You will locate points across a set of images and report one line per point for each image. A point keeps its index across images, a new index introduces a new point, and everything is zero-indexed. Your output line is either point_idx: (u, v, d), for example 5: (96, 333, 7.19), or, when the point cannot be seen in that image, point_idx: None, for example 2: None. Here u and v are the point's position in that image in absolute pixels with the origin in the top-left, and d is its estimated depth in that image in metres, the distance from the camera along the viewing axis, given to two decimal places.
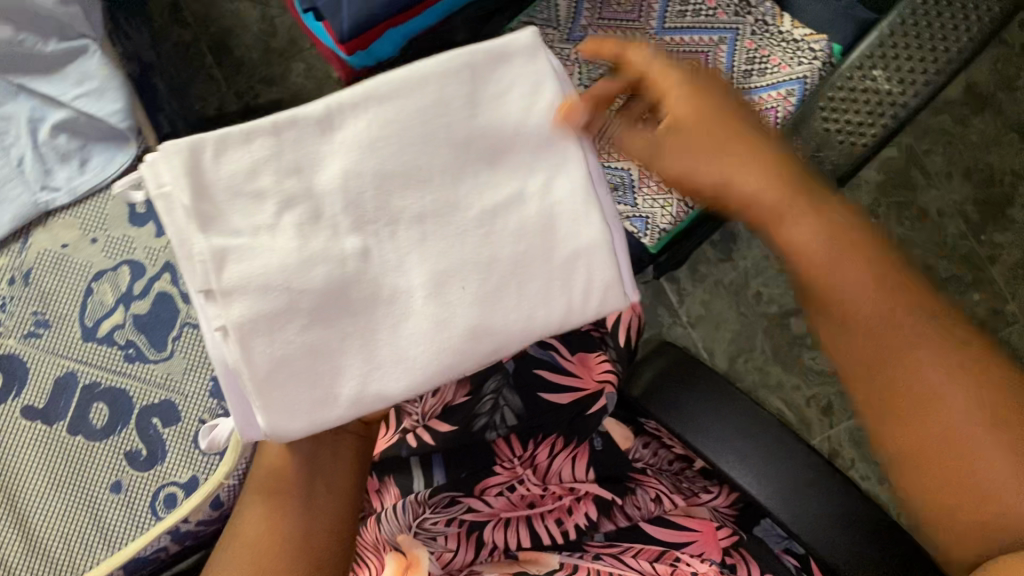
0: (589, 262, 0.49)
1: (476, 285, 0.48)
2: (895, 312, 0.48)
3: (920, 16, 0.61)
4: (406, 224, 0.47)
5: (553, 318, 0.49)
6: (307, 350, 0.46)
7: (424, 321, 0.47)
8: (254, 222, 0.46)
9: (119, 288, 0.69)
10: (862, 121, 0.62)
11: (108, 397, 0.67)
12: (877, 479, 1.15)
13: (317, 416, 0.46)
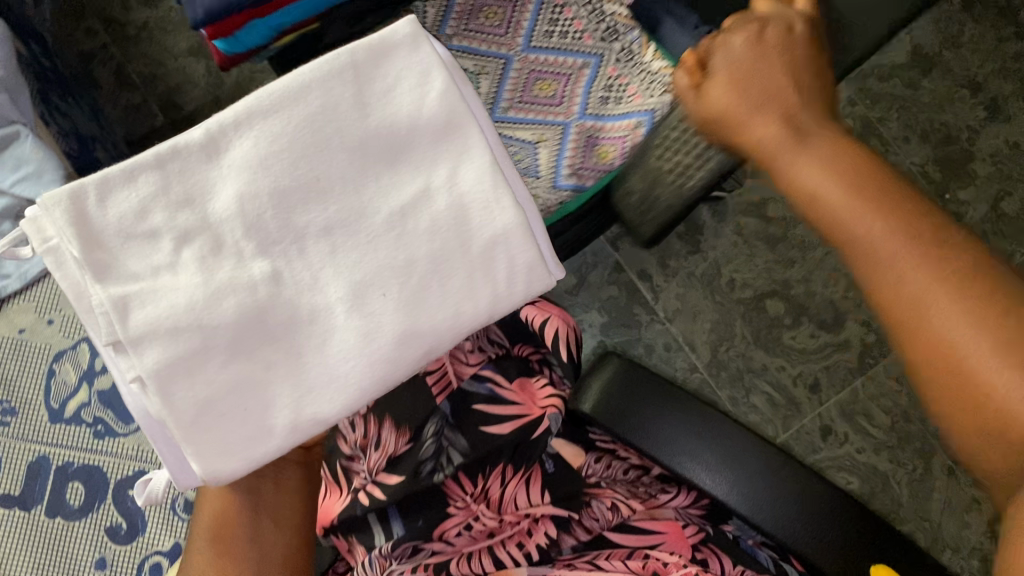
0: (508, 246, 0.52)
1: (397, 292, 0.50)
2: (903, 247, 0.41)
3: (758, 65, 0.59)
4: (314, 238, 0.50)
5: (483, 308, 0.52)
6: (228, 384, 0.48)
7: (347, 337, 0.49)
8: (153, 263, 0.47)
9: (81, 365, 0.72)
10: (687, 174, 0.65)
11: (82, 475, 0.69)
12: (872, 449, 1.15)
13: (251, 451, 0.48)
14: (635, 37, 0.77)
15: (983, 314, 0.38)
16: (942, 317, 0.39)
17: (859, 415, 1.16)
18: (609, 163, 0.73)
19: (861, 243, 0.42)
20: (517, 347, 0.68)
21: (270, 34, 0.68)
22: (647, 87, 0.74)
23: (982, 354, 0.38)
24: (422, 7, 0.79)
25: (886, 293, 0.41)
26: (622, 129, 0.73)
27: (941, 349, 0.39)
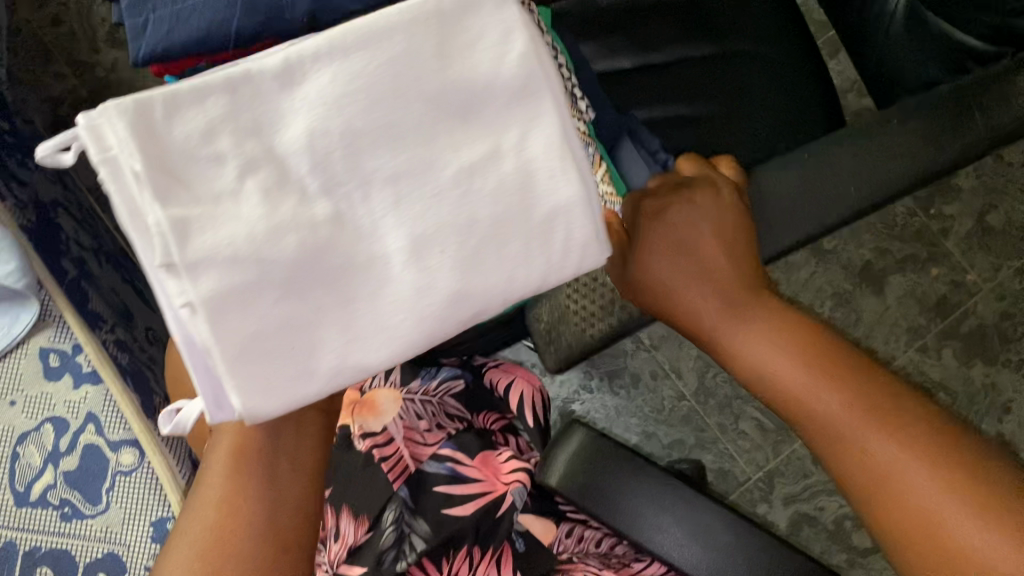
0: (571, 218, 0.41)
1: (458, 248, 0.40)
2: (869, 434, 0.46)
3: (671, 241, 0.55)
4: (380, 184, 0.39)
5: (534, 280, 0.41)
6: (280, 322, 0.38)
7: (402, 285, 0.39)
8: (213, 188, 0.37)
9: (45, 448, 0.63)
10: (593, 313, 0.54)
11: (50, 559, 0.61)
12: None
13: (297, 389, 0.38)
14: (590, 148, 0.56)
15: (957, 494, 0.43)
16: (916, 474, 0.44)
17: None
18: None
19: (835, 450, 0.47)
20: (483, 415, 0.71)
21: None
22: None
23: (972, 533, 0.42)
24: None
25: (864, 455, 0.46)
26: None
27: (918, 515, 0.43)
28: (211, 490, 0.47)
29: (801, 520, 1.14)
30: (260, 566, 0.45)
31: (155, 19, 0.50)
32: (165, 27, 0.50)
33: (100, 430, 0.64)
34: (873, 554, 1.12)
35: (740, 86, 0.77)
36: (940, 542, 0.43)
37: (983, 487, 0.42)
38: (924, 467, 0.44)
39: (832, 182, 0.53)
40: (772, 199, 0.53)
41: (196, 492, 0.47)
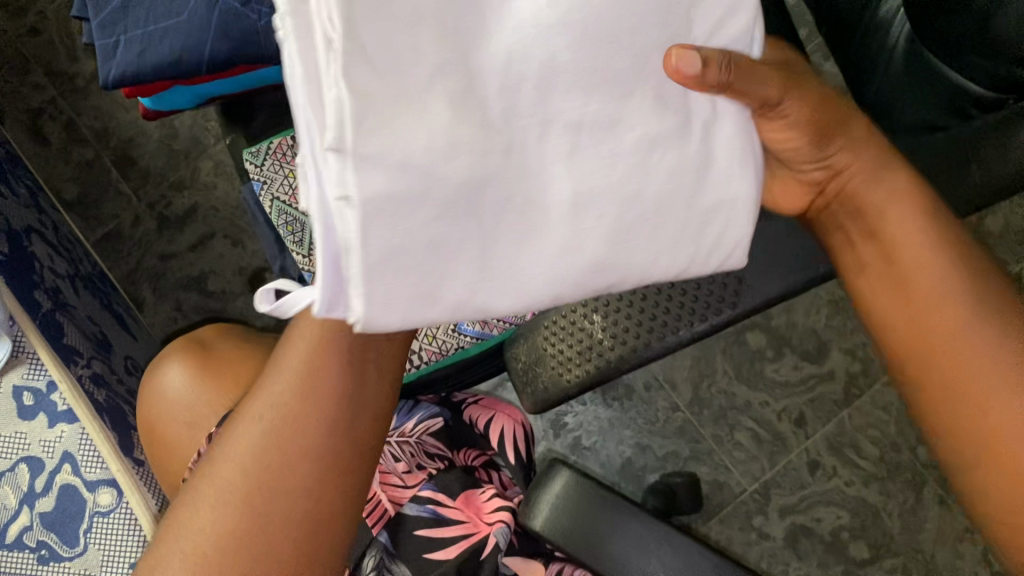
0: (731, 214, 0.47)
1: (613, 216, 0.44)
2: (951, 316, 0.53)
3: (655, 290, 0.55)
4: (558, 129, 0.42)
5: (676, 268, 0.47)
6: (431, 238, 0.39)
7: (554, 243, 0.43)
8: (409, 85, 0.37)
9: (20, 488, 0.64)
10: (571, 359, 0.56)
11: None
12: (862, 481, 1.12)
13: (418, 313, 0.40)
14: None
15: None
16: (985, 374, 0.52)
17: (847, 446, 1.14)
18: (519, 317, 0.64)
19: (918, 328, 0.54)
20: (463, 452, 0.70)
21: (198, 98, 0.67)
22: None
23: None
24: None
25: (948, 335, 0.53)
26: None
27: (976, 397, 0.52)
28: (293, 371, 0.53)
29: (798, 532, 1.12)
30: (313, 479, 0.52)
31: (127, 41, 0.60)
32: (138, 48, 0.59)
33: (76, 468, 0.66)
34: (871, 565, 1.11)
35: None
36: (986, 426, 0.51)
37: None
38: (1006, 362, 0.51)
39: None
40: (748, 252, 0.54)
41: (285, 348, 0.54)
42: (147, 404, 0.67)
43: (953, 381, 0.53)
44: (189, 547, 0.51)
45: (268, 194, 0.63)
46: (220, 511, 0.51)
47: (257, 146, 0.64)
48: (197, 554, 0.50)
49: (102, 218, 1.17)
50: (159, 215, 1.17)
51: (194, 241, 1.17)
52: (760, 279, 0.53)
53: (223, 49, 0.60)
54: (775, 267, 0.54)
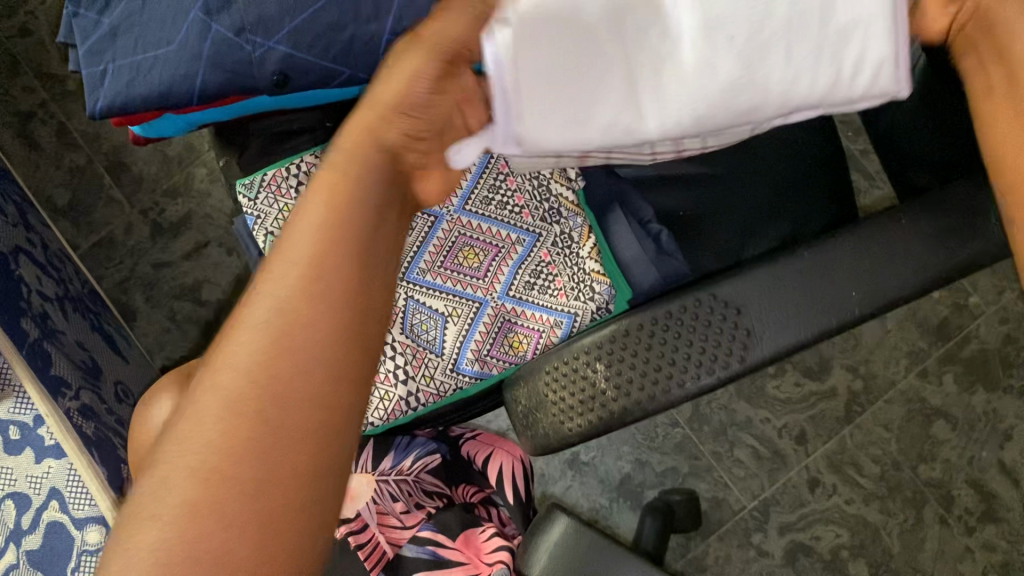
0: (868, 32, 0.48)
1: (744, 38, 0.47)
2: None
3: (662, 335, 0.54)
4: None
5: (815, 92, 0.49)
6: (579, 58, 0.46)
7: (688, 66, 0.47)
8: None
9: (5, 525, 0.64)
10: (573, 406, 0.54)
11: None
12: (862, 500, 1.11)
13: (571, 131, 0.47)
14: (577, 222, 0.65)
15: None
16: None
17: (847, 464, 1.13)
18: (517, 355, 0.63)
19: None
20: (461, 488, 0.69)
21: (189, 127, 0.64)
22: (577, 284, 0.63)
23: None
24: None
25: None
26: (540, 323, 0.62)
27: None
28: (296, 249, 0.40)
29: (797, 550, 1.11)
30: (324, 368, 0.38)
31: (115, 69, 0.57)
32: (125, 77, 0.57)
33: (64, 506, 0.65)
34: None
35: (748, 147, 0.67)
36: None
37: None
38: None
39: (835, 279, 0.53)
40: (758, 307, 0.53)
41: (275, 245, 0.41)
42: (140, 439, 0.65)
43: None
44: (181, 469, 0.35)
45: (261, 229, 0.62)
46: (217, 424, 0.36)
47: (251, 178, 0.63)
48: (188, 479, 0.35)
49: (94, 225, 1.15)
50: (152, 222, 1.15)
51: (188, 250, 1.15)
52: (768, 334, 0.52)
53: (215, 81, 0.57)
54: (786, 320, 0.52)
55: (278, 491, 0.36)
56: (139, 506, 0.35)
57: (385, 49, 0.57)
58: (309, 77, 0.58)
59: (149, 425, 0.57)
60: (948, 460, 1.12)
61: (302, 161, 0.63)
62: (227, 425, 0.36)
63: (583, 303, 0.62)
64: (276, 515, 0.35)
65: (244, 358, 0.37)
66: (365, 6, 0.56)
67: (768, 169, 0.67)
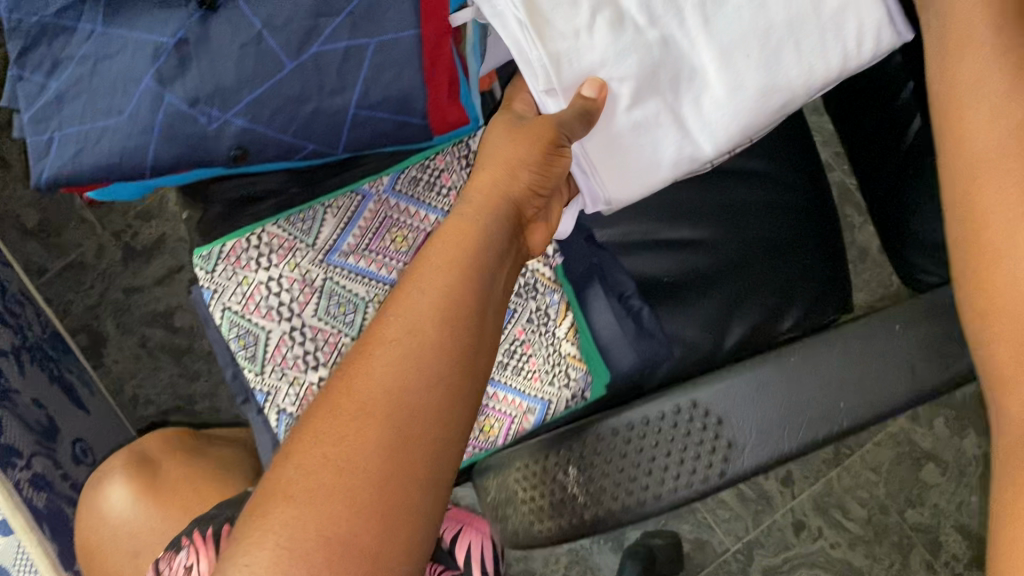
0: (858, 7, 0.56)
1: (758, 50, 0.56)
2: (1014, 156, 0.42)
3: (641, 440, 0.50)
4: (689, 9, 0.56)
5: (833, 67, 0.56)
6: (635, 123, 0.57)
7: (720, 92, 0.57)
8: (573, 25, 0.55)
9: None
10: (543, 508, 0.51)
11: None
12: (847, 544, 1.09)
13: (645, 179, 0.58)
14: (554, 298, 0.61)
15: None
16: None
17: (833, 507, 1.10)
18: (486, 440, 0.59)
19: (989, 155, 0.43)
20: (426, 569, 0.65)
21: (145, 191, 0.60)
22: (552, 367, 0.60)
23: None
24: (320, 214, 0.60)
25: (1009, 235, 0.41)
26: (511, 406, 0.59)
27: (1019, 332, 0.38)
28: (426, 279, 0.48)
29: None
30: (439, 395, 0.44)
31: (62, 138, 0.53)
32: (72, 148, 0.53)
33: None
34: None
35: (735, 209, 0.68)
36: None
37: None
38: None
39: (814, 386, 0.49)
40: (741, 416, 0.49)
41: (413, 276, 0.48)
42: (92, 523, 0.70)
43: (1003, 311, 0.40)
44: (316, 455, 0.41)
45: (218, 304, 0.58)
46: (349, 423, 0.42)
47: (209, 248, 0.59)
48: (319, 470, 0.41)
49: (64, 246, 1.10)
50: (124, 246, 1.11)
51: (160, 275, 1.11)
52: (752, 445, 0.48)
53: (169, 154, 0.54)
54: (770, 430, 0.48)
55: (390, 484, 0.41)
56: (278, 483, 0.41)
57: (349, 123, 0.55)
58: (269, 149, 0.55)
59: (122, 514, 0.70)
60: (937, 505, 1.09)
61: (264, 231, 0.59)
62: (361, 410, 0.42)
63: (558, 391, 0.59)
64: (384, 501, 0.41)
65: (383, 354, 0.44)
66: (328, 78, 0.53)
67: (744, 237, 0.68)
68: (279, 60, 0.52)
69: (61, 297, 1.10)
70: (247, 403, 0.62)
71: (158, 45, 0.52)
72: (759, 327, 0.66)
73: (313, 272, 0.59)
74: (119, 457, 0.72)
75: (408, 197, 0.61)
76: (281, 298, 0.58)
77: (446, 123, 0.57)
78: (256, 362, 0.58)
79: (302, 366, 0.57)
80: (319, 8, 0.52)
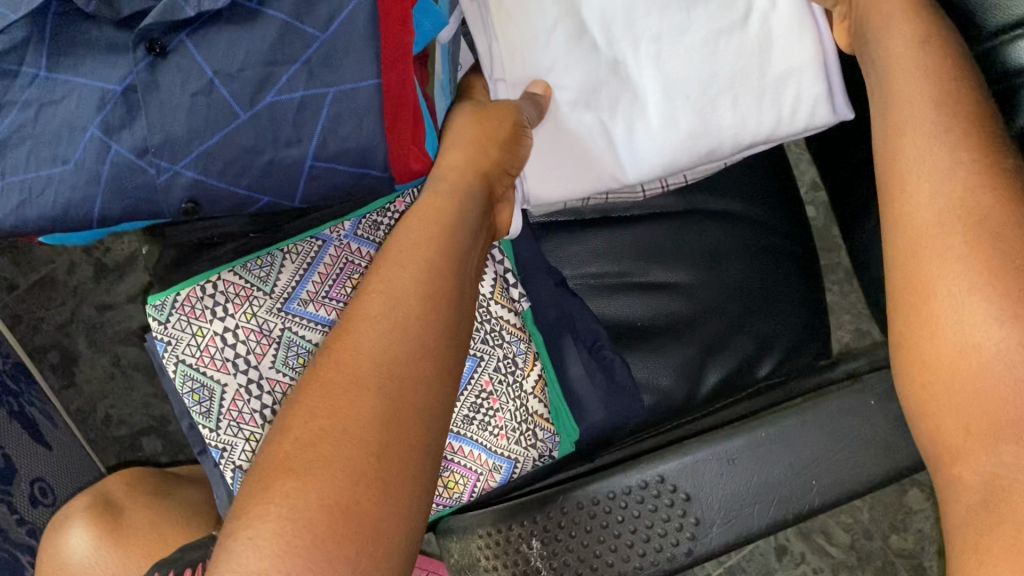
0: (800, 78, 0.60)
1: (697, 95, 0.61)
2: (953, 231, 0.42)
3: (599, 514, 0.47)
4: (645, 42, 0.60)
5: (765, 127, 0.61)
6: (568, 132, 0.64)
7: (654, 122, 0.62)
8: (535, 30, 0.62)
9: None
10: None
11: None
12: (830, 570, 1.06)
13: (571, 182, 0.64)
14: (520, 348, 0.60)
15: (1009, 281, 0.39)
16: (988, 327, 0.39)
17: (817, 532, 1.07)
18: (451, 497, 0.58)
19: (932, 228, 0.43)
20: None
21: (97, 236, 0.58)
22: (518, 421, 0.59)
23: (1016, 349, 0.38)
24: (278, 261, 0.58)
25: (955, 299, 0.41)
26: (477, 462, 0.58)
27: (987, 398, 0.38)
28: (402, 253, 0.50)
29: None
30: (420, 360, 0.46)
31: (4, 186, 0.50)
32: (16, 197, 0.50)
33: None
34: None
35: (711, 250, 0.65)
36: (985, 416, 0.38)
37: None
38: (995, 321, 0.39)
39: (783, 461, 0.46)
40: (712, 492, 0.46)
41: (388, 252, 0.51)
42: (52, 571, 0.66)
43: (947, 374, 0.40)
44: (309, 425, 0.42)
45: (172, 356, 0.56)
46: (339, 394, 0.43)
47: (163, 297, 0.57)
48: (313, 443, 0.42)
49: (34, 262, 1.06)
50: (96, 261, 1.06)
51: (135, 291, 1.06)
52: (720, 523, 0.46)
53: (117, 207, 0.51)
54: (737, 506, 0.45)
55: (385, 449, 0.42)
56: (274, 459, 0.42)
57: (307, 175, 0.53)
58: (222, 202, 0.53)
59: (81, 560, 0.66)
60: (922, 530, 1.06)
61: (219, 278, 0.57)
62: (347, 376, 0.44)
63: (526, 449, 0.58)
64: (381, 463, 0.42)
65: (365, 317, 0.46)
66: (283, 129, 0.51)
67: (722, 278, 0.65)
68: (232, 110, 0.50)
69: (31, 313, 1.06)
70: (204, 454, 0.60)
71: (104, 92, 0.49)
72: (738, 371, 0.64)
73: (269, 322, 0.56)
74: (82, 499, 0.70)
75: (370, 242, 0.60)
76: (237, 350, 0.56)
77: (409, 172, 0.55)
78: (211, 418, 0.56)
79: (258, 421, 0.55)
80: (274, 55, 0.50)
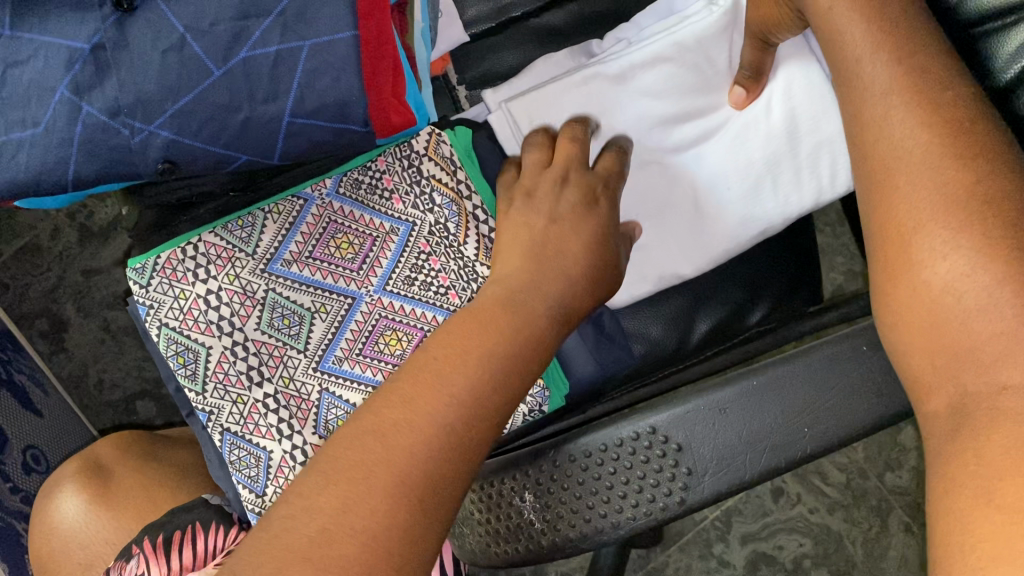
0: (831, 151, 0.61)
1: (741, 185, 0.61)
2: (908, 154, 0.41)
3: (595, 468, 0.46)
4: (685, 147, 0.62)
5: (809, 199, 0.62)
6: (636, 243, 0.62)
7: (709, 216, 0.61)
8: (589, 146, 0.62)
9: None
10: (498, 531, 0.47)
11: None
12: (826, 509, 1.06)
13: (640, 290, 0.62)
14: None
15: (956, 212, 0.37)
16: (951, 252, 0.37)
17: (812, 472, 1.07)
18: None
19: (881, 178, 0.41)
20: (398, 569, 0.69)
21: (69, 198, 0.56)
22: None
23: (964, 279, 0.36)
24: (260, 222, 0.57)
25: (919, 228, 0.39)
26: None
27: (952, 325, 0.37)
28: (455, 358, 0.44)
29: (758, 560, 1.05)
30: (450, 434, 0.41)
31: None
32: None
33: None
34: None
35: None
36: (957, 338, 0.36)
37: (992, 208, 0.37)
38: (959, 248, 0.37)
39: (779, 410, 0.45)
40: (704, 442, 0.45)
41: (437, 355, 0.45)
42: (48, 538, 0.67)
43: (919, 302, 0.38)
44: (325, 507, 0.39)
45: (155, 319, 0.55)
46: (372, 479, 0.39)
47: (144, 259, 0.56)
48: (338, 538, 0.38)
49: (18, 230, 1.04)
50: (79, 226, 1.04)
51: (120, 256, 1.05)
52: (713, 471, 0.45)
53: (91, 169, 0.50)
54: (730, 455, 0.44)
55: (387, 512, 0.38)
56: (297, 545, 0.37)
57: (283, 132, 0.52)
58: (198, 161, 0.52)
59: (75, 527, 0.67)
60: (915, 467, 1.07)
61: (201, 240, 0.56)
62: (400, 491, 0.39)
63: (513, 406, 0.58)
64: (404, 550, 0.38)
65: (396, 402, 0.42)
66: (260, 86, 0.50)
67: None
68: (204, 66, 0.49)
69: (18, 281, 1.04)
70: (192, 416, 0.59)
71: (72, 51, 0.47)
72: (729, 319, 0.63)
73: (254, 283, 0.56)
74: (71, 465, 0.70)
75: (352, 201, 0.59)
76: (221, 313, 0.55)
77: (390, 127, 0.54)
78: (197, 380, 0.55)
79: (246, 383, 0.55)
80: (246, 9, 0.49)
